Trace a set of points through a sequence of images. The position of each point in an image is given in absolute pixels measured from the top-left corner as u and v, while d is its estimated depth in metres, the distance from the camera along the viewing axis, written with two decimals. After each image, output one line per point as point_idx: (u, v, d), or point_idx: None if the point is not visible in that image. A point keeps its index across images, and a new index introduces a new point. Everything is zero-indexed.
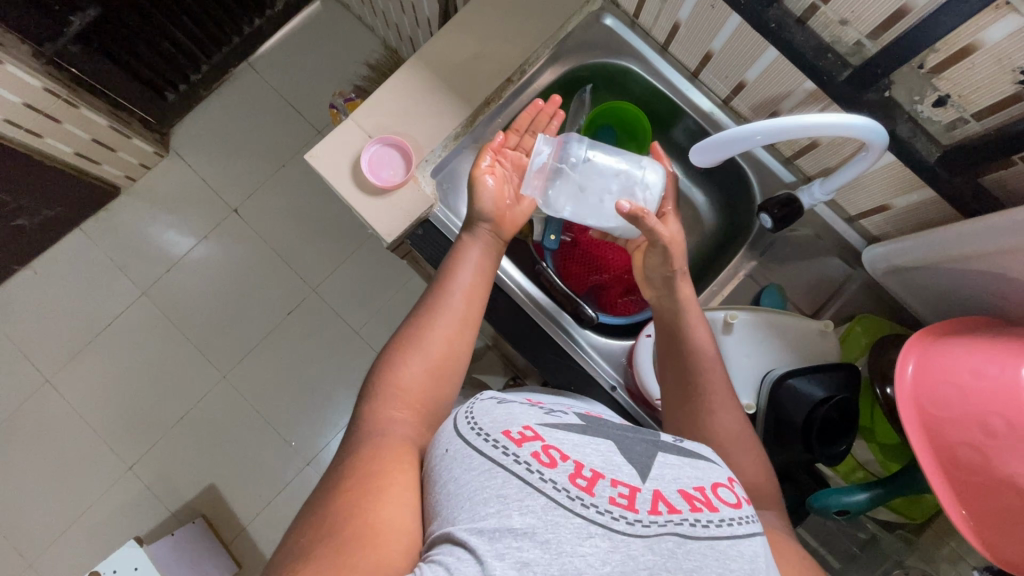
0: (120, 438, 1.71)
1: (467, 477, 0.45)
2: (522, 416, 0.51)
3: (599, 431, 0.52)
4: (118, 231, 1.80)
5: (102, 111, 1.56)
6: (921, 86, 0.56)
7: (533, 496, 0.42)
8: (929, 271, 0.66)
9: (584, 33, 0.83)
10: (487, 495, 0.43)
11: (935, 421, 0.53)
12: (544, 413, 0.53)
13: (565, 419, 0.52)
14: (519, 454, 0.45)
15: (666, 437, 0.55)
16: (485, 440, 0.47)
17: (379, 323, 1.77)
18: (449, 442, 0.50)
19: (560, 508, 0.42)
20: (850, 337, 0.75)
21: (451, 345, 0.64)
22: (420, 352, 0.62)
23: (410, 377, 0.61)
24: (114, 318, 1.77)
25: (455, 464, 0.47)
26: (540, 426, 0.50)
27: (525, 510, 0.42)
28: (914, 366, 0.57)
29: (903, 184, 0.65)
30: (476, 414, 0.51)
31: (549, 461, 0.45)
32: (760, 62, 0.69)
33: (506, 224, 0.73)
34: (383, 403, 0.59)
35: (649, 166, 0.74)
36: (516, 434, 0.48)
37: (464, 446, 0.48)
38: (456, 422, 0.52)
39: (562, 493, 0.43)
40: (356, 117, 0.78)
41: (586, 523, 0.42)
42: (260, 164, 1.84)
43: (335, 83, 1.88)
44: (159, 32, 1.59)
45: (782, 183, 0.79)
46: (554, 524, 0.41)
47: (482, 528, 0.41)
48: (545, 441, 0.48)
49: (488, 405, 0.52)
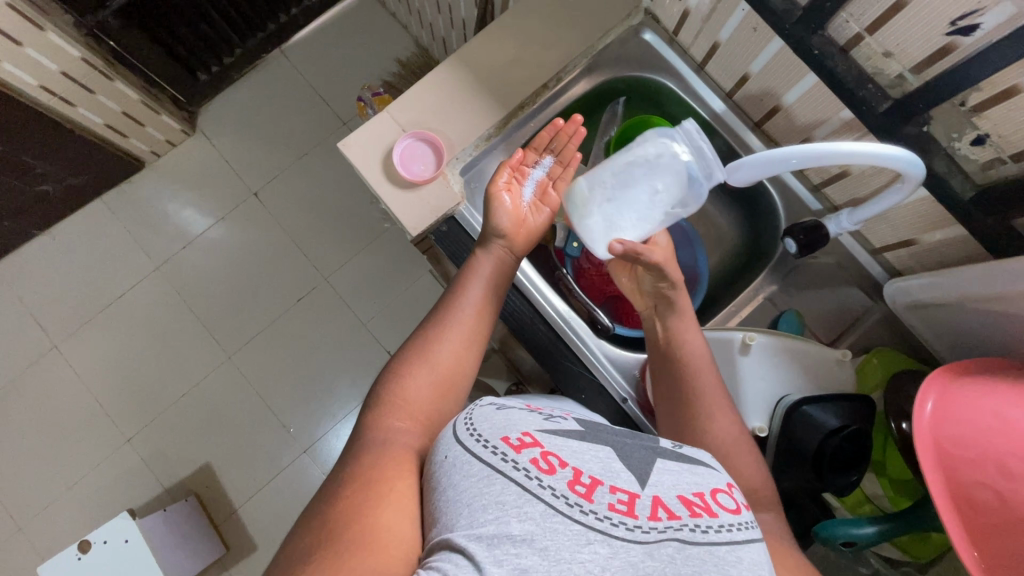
0: (121, 409, 1.72)
1: (465, 483, 0.45)
2: (522, 422, 0.50)
3: (598, 438, 0.51)
4: (138, 205, 1.82)
5: (135, 85, 1.58)
6: (960, 123, 0.56)
7: (532, 503, 0.42)
8: (950, 309, 0.66)
9: (622, 47, 0.84)
10: (486, 501, 0.42)
11: (953, 462, 0.52)
12: (542, 419, 0.53)
13: (565, 424, 0.52)
14: (518, 461, 0.45)
15: (666, 442, 0.55)
16: (484, 446, 0.47)
17: (388, 317, 1.78)
18: (448, 448, 0.49)
19: (559, 515, 0.42)
20: (866, 369, 0.74)
21: (459, 360, 0.66)
22: (428, 365, 0.64)
23: (416, 389, 0.62)
24: (125, 290, 1.78)
25: (453, 471, 0.46)
26: (540, 432, 0.49)
27: (524, 517, 0.41)
28: (932, 405, 0.56)
29: (933, 220, 0.65)
30: (475, 420, 0.50)
31: (547, 468, 0.45)
32: (797, 89, 0.70)
33: (519, 241, 0.75)
34: (386, 413, 0.59)
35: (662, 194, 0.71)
36: (515, 440, 0.47)
37: (463, 452, 0.47)
38: (456, 429, 0.51)
39: (561, 498, 0.43)
40: (391, 110, 0.79)
41: (585, 530, 0.42)
42: (284, 150, 1.86)
43: (364, 76, 1.90)
44: (199, 14, 1.61)
45: (808, 211, 0.79)
46: (553, 531, 0.41)
47: (480, 534, 0.40)
48: (544, 448, 0.47)
49: (487, 410, 0.51)
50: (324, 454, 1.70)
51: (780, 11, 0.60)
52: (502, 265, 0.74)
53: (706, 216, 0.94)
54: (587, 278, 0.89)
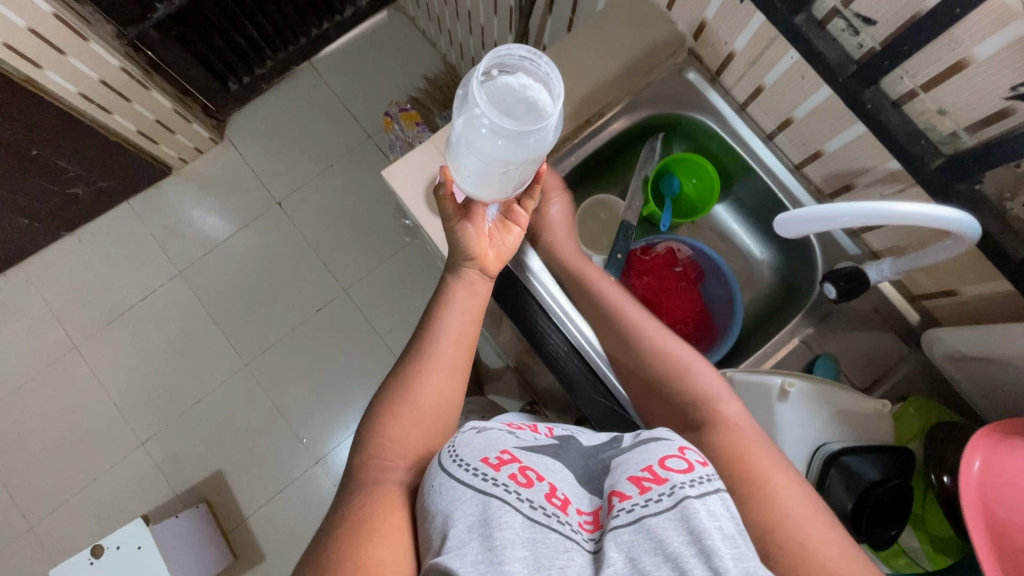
0: (136, 412, 1.73)
1: (451, 506, 0.46)
2: (500, 441, 0.53)
3: (568, 457, 0.54)
4: (164, 210, 1.84)
5: (169, 94, 1.60)
6: (1014, 183, 0.56)
7: (511, 514, 0.44)
8: (993, 363, 0.66)
9: (664, 85, 0.85)
10: (471, 521, 0.44)
11: (1003, 525, 0.52)
12: (519, 436, 0.56)
13: (538, 441, 0.55)
14: (498, 477, 0.47)
15: (625, 441, 0.56)
16: (464, 469, 0.49)
17: (405, 330, 1.78)
18: (433, 476, 0.51)
19: (538, 525, 0.45)
20: (904, 417, 0.72)
21: (437, 394, 0.66)
22: (409, 404, 0.64)
23: (401, 428, 0.63)
24: (147, 294, 1.80)
25: (440, 497, 0.48)
26: (517, 449, 0.52)
27: (504, 526, 0.43)
28: (980, 464, 0.55)
29: (979, 273, 0.65)
30: (457, 446, 0.52)
31: (526, 482, 0.48)
32: (843, 136, 0.70)
33: (490, 262, 0.74)
34: (375, 453, 0.60)
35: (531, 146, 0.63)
36: (494, 459, 0.49)
37: (446, 478, 0.49)
38: (440, 458, 0.53)
39: (538, 510, 0.46)
40: (435, 139, 0.80)
41: (562, 538, 0.44)
42: (309, 161, 1.88)
43: (391, 91, 1.92)
44: (235, 27, 1.64)
45: (846, 255, 0.79)
46: (533, 541, 0.43)
47: (466, 552, 0.42)
48: (522, 463, 0.50)
49: (468, 436, 0.53)
50: (335, 466, 1.70)
51: (834, 64, 0.60)
52: (474, 294, 0.73)
53: (740, 253, 0.94)
54: None
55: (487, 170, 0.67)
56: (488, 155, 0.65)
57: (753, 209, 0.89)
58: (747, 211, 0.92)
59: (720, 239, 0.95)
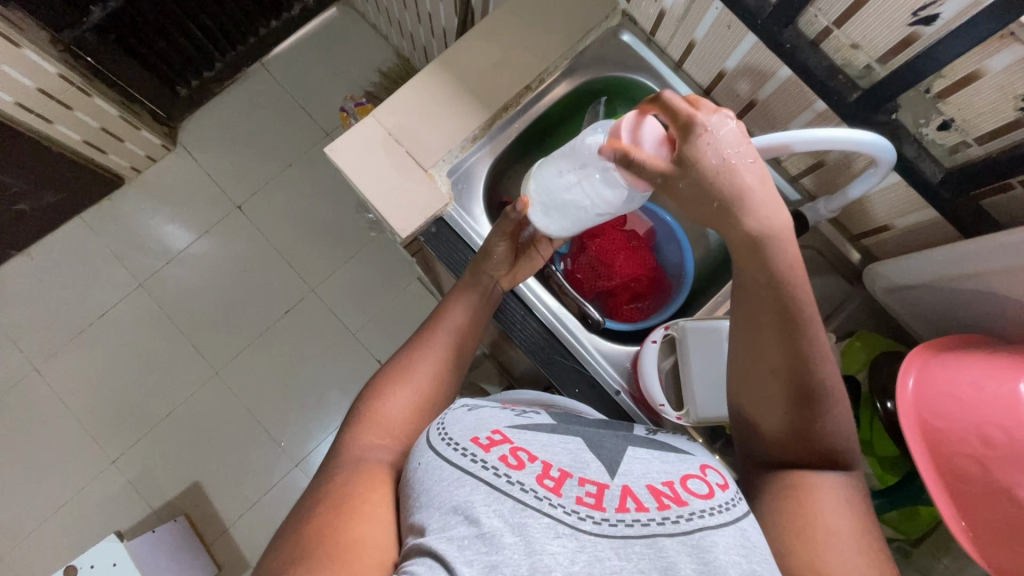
0: (105, 431, 1.68)
1: (437, 487, 0.47)
2: (493, 421, 0.54)
3: (568, 430, 0.55)
4: (119, 222, 1.79)
5: (114, 101, 1.56)
6: (927, 110, 0.59)
7: (500, 500, 0.45)
8: (928, 290, 0.69)
9: (601, 48, 0.86)
10: (457, 503, 0.45)
11: (938, 435, 0.55)
12: (514, 416, 0.57)
13: (536, 419, 0.56)
14: (487, 459, 0.48)
15: (640, 432, 0.59)
16: (454, 449, 0.50)
17: (378, 326, 1.77)
18: (422, 455, 0.52)
19: (528, 509, 0.45)
20: (850, 352, 0.76)
21: (437, 377, 0.68)
22: (409, 384, 0.66)
23: (396, 408, 0.64)
24: (108, 308, 1.75)
25: (426, 477, 0.49)
26: (509, 429, 0.53)
27: (493, 512, 0.44)
28: (914, 380, 0.58)
29: (907, 205, 0.67)
30: (448, 425, 0.53)
31: (516, 463, 0.48)
32: (771, 83, 0.72)
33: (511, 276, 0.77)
34: (364, 430, 0.61)
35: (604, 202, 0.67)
36: (484, 440, 0.50)
37: (435, 457, 0.50)
38: (429, 436, 0.53)
39: (530, 493, 0.46)
40: (376, 114, 0.80)
41: (554, 522, 0.44)
42: (267, 162, 1.85)
43: (346, 87, 1.90)
44: (178, 29, 1.61)
45: (787, 201, 0.81)
46: (523, 526, 0.43)
47: (452, 536, 0.43)
48: (513, 444, 0.50)
49: (459, 414, 0.55)
50: (316, 467, 1.67)
51: (752, 8, 0.62)
52: (489, 295, 0.76)
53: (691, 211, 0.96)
54: (576, 275, 0.90)
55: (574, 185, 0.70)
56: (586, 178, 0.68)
57: None
58: None
59: None
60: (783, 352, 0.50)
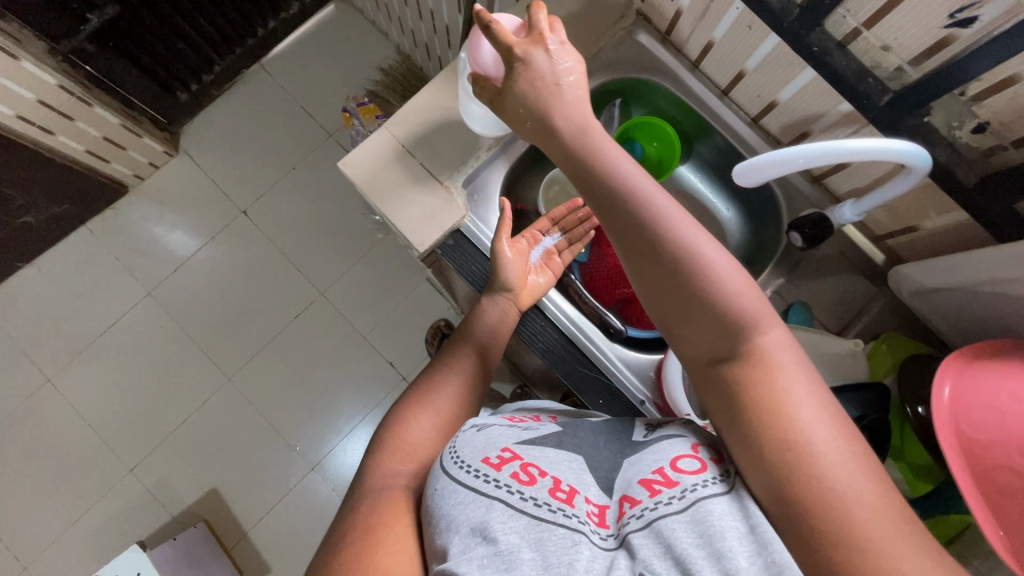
0: (121, 440, 1.69)
1: (453, 511, 0.46)
2: (501, 439, 0.52)
3: (573, 442, 0.52)
4: (125, 230, 1.78)
5: (115, 109, 1.55)
6: (960, 112, 0.57)
7: (515, 518, 0.44)
8: (957, 294, 0.68)
9: (616, 49, 0.84)
10: (473, 526, 0.44)
11: (975, 444, 0.54)
12: (521, 430, 0.54)
13: (542, 432, 0.54)
14: (499, 479, 0.47)
15: (638, 433, 0.53)
16: (467, 471, 0.48)
17: (388, 328, 1.77)
18: (436, 481, 0.50)
19: (543, 523, 0.44)
20: (877, 355, 0.75)
21: (460, 402, 0.65)
22: (431, 407, 0.63)
23: (419, 432, 0.61)
24: (118, 318, 1.75)
25: (443, 503, 0.47)
26: (518, 444, 0.51)
27: (508, 530, 0.43)
28: (950, 389, 0.58)
29: (938, 207, 0.66)
30: (458, 447, 0.51)
31: (528, 479, 0.47)
32: (795, 83, 0.70)
33: (524, 296, 0.76)
34: (388, 456, 0.59)
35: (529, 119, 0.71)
36: (495, 459, 0.49)
37: (450, 481, 0.48)
38: (442, 460, 0.52)
39: (543, 507, 0.45)
40: (389, 126, 0.78)
41: (569, 532, 0.43)
42: (270, 166, 1.83)
43: (347, 87, 1.87)
44: (176, 33, 1.58)
45: (810, 203, 0.81)
46: (540, 542, 0.43)
47: (471, 558, 0.42)
48: (524, 459, 0.49)
49: (468, 436, 0.53)
50: (331, 470, 1.68)
51: (777, 10, 0.60)
52: (507, 317, 0.74)
53: (708, 211, 0.95)
54: (594, 281, 0.89)
55: None
56: None
57: (718, 168, 0.90)
58: (713, 171, 0.92)
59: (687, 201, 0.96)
60: (647, 255, 0.53)
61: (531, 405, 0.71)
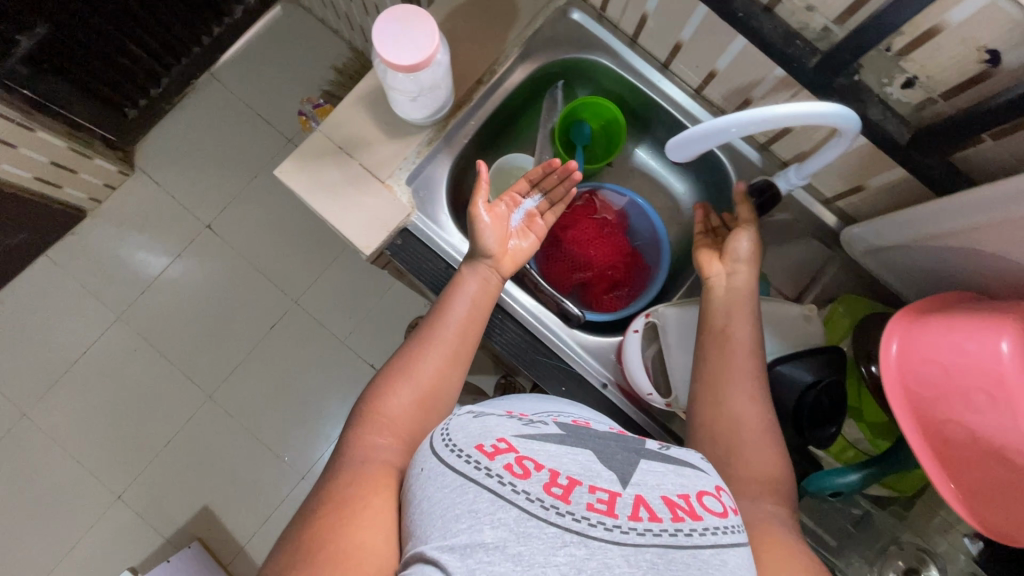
0: (106, 467, 1.66)
1: (439, 494, 0.45)
2: (498, 429, 0.50)
3: (579, 440, 0.51)
4: (89, 254, 1.74)
5: (59, 133, 1.51)
6: (889, 69, 0.57)
7: (505, 509, 0.42)
8: (906, 251, 0.68)
9: (553, 29, 0.82)
10: (460, 511, 0.43)
11: (922, 401, 0.54)
12: (521, 424, 0.52)
13: (544, 428, 0.51)
14: (491, 468, 0.45)
15: (652, 444, 0.54)
16: (457, 455, 0.47)
17: (366, 330, 1.75)
18: (424, 460, 0.49)
19: (533, 519, 0.42)
20: (834, 318, 0.76)
21: (440, 377, 0.66)
22: (410, 381, 0.64)
23: (397, 406, 0.62)
24: (91, 344, 1.71)
25: (428, 483, 0.46)
26: (516, 436, 0.49)
27: (497, 523, 0.42)
28: (897, 346, 0.57)
29: (878, 165, 0.66)
30: (451, 430, 0.49)
31: (522, 472, 0.45)
32: (730, 51, 0.69)
33: (506, 262, 0.75)
34: (367, 430, 0.60)
35: (432, 87, 0.69)
36: (489, 447, 0.47)
37: (436, 463, 0.47)
38: (432, 440, 0.50)
39: (536, 503, 0.43)
40: (324, 128, 0.76)
41: (561, 532, 0.42)
42: (230, 176, 1.79)
43: (301, 89, 1.82)
44: (116, 47, 1.52)
45: (758, 170, 0.80)
46: (526, 536, 0.41)
47: (454, 545, 0.41)
48: (519, 452, 0.47)
49: (463, 419, 0.51)
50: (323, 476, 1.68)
51: None
52: (489, 285, 0.72)
53: (661, 187, 0.95)
54: (550, 268, 0.87)
55: (422, 99, 0.71)
56: (424, 98, 0.71)
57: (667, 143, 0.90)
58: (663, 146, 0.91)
59: (641, 177, 0.95)
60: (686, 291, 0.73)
61: (516, 403, 0.65)
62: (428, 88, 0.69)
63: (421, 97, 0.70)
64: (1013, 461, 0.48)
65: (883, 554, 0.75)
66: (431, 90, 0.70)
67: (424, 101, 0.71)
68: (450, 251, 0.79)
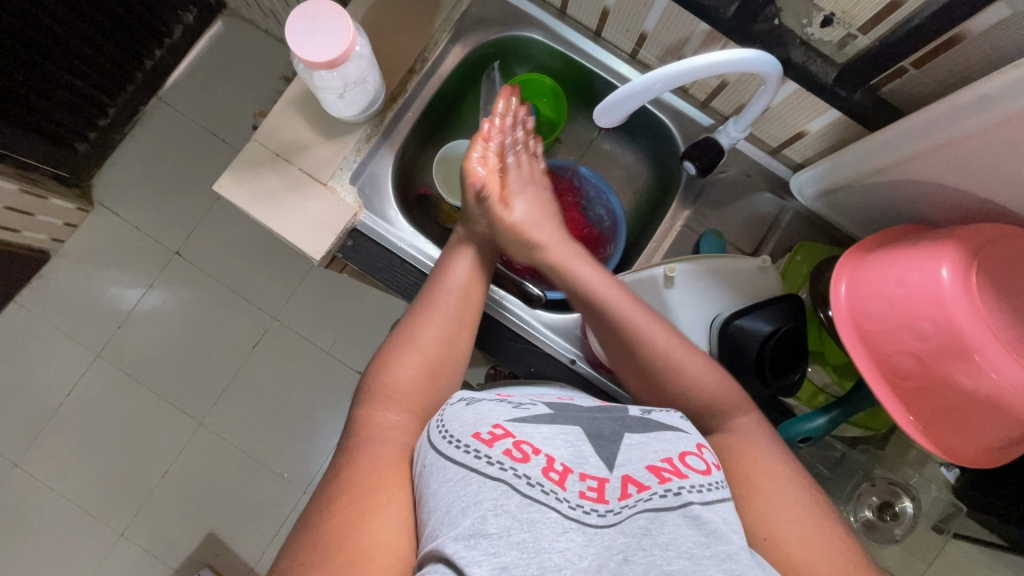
0: (102, 509, 1.58)
1: (443, 489, 0.43)
2: (491, 414, 0.49)
3: (566, 419, 0.51)
4: (57, 294, 1.63)
5: (9, 175, 1.39)
6: (806, 9, 0.56)
7: (507, 495, 0.41)
8: (854, 191, 0.68)
9: (481, 10, 0.81)
10: (464, 504, 0.41)
11: (873, 336, 0.55)
12: (511, 408, 0.51)
13: (534, 411, 0.51)
14: (491, 455, 0.44)
15: (634, 412, 0.54)
16: (457, 446, 0.45)
17: (350, 339, 1.69)
18: (425, 456, 0.48)
19: (536, 504, 0.41)
20: (793, 268, 0.77)
21: (444, 344, 0.63)
22: (416, 350, 0.62)
23: (407, 376, 0.60)
24: (69, 389, 1.61)
25: (431, 479, 0.45)
26: (510, 421, 0.48)
27: (500, 510, 0.41)
28: (846, 287, 0.58)
29: (812, 109, 0.66)
30: (447, 421, 0.48)
31: (522, 456, 0.44)
32: (655, 11, 0.68)
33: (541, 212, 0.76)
34: (378, 406, 0.57)
35: (360, 84, 0.69)
36: (486, 435, 0.46)
37: (438, 457, 0.46)
38: (429, 434, 0.49)
39: (536, 487, 0.42)
40: (258, 137, 0.74)
41: (561, 517, 0.41)
42: (192, 200, 1.68)
43: (254, 103, 1.70)
44: (56, 82, 1.39)
45: (702, 128, 0.80)
46: (531, 522, 0.40)
47: (459, 536, 0.40)
48: (517, 436, 0.46)
49: (456, 409, 0.50)
50: None
51: None
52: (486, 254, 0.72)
53: (613, 158, 0.94)
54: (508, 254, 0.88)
55: (352, 97, 0.70)
56: (355, 96, 0.70)
57: None
58: None
59: (590, 149, 0.94)
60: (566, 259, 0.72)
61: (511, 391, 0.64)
62: (356, 84, 0.69)
63: (351, 96, 0.70)
64: (958, 382, 0.49)
65: (855, 495, 0.79)
66: (360, 86, 0.70)
67: (354, 100, 0.71)
68: (407, 247, 0.78)
